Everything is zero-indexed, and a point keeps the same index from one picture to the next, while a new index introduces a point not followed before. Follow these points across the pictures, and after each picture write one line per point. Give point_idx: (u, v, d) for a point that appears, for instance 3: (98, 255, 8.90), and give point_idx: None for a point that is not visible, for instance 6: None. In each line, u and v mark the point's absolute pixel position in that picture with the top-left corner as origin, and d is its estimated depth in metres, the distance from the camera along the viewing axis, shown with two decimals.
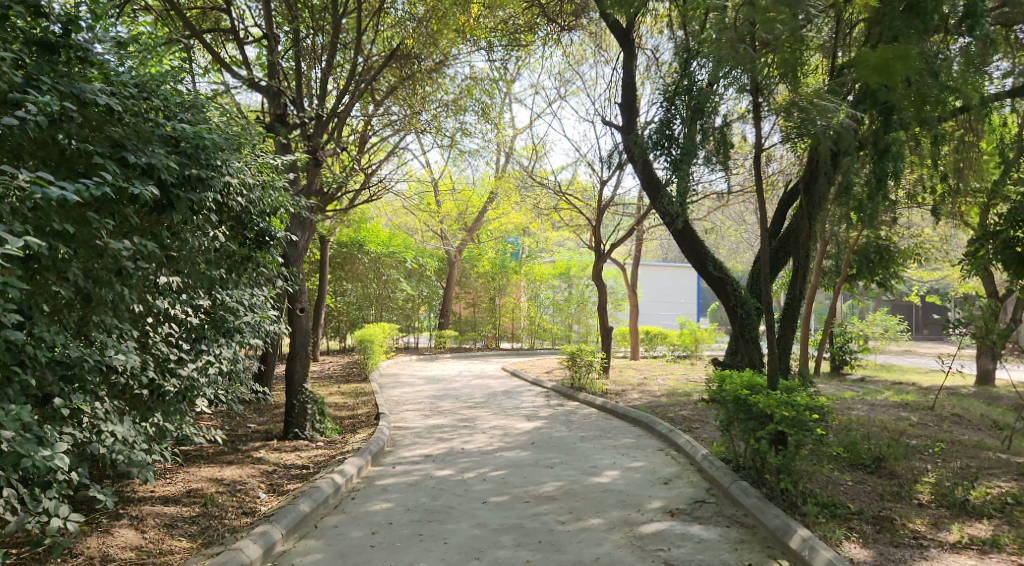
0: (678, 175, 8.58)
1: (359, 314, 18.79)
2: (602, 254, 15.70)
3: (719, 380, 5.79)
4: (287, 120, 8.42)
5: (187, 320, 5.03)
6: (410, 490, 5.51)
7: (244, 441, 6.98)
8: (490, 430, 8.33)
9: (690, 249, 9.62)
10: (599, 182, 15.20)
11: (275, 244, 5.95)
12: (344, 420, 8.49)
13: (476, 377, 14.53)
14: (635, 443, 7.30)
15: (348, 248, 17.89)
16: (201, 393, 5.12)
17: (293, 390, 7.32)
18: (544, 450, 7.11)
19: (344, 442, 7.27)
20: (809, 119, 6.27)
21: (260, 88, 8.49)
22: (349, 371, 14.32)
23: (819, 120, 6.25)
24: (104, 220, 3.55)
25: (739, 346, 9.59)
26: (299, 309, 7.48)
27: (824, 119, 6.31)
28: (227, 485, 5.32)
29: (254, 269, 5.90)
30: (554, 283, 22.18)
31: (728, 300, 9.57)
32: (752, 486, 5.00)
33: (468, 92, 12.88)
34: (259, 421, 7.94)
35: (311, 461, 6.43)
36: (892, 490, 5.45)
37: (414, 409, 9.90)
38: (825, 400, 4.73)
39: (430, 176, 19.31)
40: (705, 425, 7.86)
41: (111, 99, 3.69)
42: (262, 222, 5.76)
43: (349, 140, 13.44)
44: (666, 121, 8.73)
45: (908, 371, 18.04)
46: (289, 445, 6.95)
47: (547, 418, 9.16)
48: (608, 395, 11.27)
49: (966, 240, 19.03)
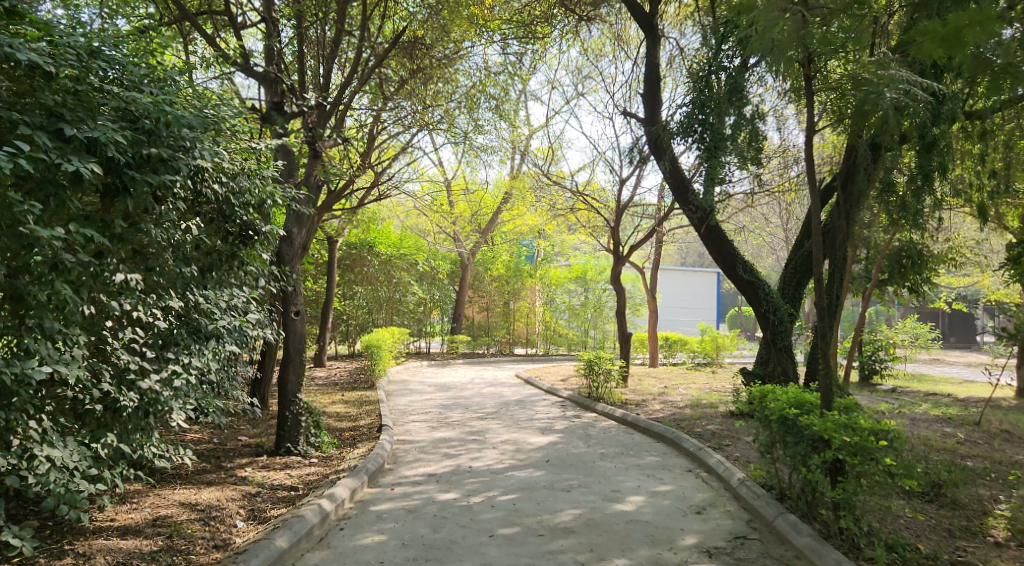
0: (710, 168, 7.90)
1: (369, 319, 18.21)
2: (620, 257, 15.00)
3: (760, 395, 5.10)
4: (285, 109, 7.87)
5: (153, 323, 4.44)
6: (409, 518, 4.88)
7: (230, 457, 6.37)
8: (501, 445, 7.67)
9: (718, 250, 8.92)
10: (618, 182, 14.55)
11: (260, 240, 5.35)
12: (344, 433, 7.88)
13: (488, 385, 13.87)
14: (661, 462, 6.63)
15: (357, 249, 17.50)
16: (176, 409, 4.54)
17: (286, 401, 6.72)
18: (560, 469, 6.45)
19: (341, 458, 6.66)
20: (875, 92, 5.24)
21: (256, 74, 7.96)
22: (356, 377, 13.73)
23: (887, 94, 5.24)
24: (29, 202, 3.01)
25: (770, 354, 8.90)
26: (294, 312, 6.90)
27: (891, 92, 5.29)
28: (201, 512, 4.73)
29: (238, 267, 5.30)
30: (570, 287, 21.68)
31: (759, 306, 8.87)
32: (801, 521, 4.32)
33: (482, 87, 12.21)
34: (250, 434, 7.33)
35: (301, 480, 5.81)
36: (962, 525, 4.75)
37: (421, 420, 9.27)
38: (891, 424, 4.05)
39: (442, 176, 18.72)
40: (737, 443, 7.17)
41: (39, 58, 3.20)
42: (244, 214, 5.18)
43: (357, 137, 12.84)
44: (700, 103, 7.98)
45: (941, 381, 17.20)
46: (279, 461, 6.33)
47: (563, 431, 8.48)
48: (628, 405, 10.58)
49: (1001, 245, 18.17)
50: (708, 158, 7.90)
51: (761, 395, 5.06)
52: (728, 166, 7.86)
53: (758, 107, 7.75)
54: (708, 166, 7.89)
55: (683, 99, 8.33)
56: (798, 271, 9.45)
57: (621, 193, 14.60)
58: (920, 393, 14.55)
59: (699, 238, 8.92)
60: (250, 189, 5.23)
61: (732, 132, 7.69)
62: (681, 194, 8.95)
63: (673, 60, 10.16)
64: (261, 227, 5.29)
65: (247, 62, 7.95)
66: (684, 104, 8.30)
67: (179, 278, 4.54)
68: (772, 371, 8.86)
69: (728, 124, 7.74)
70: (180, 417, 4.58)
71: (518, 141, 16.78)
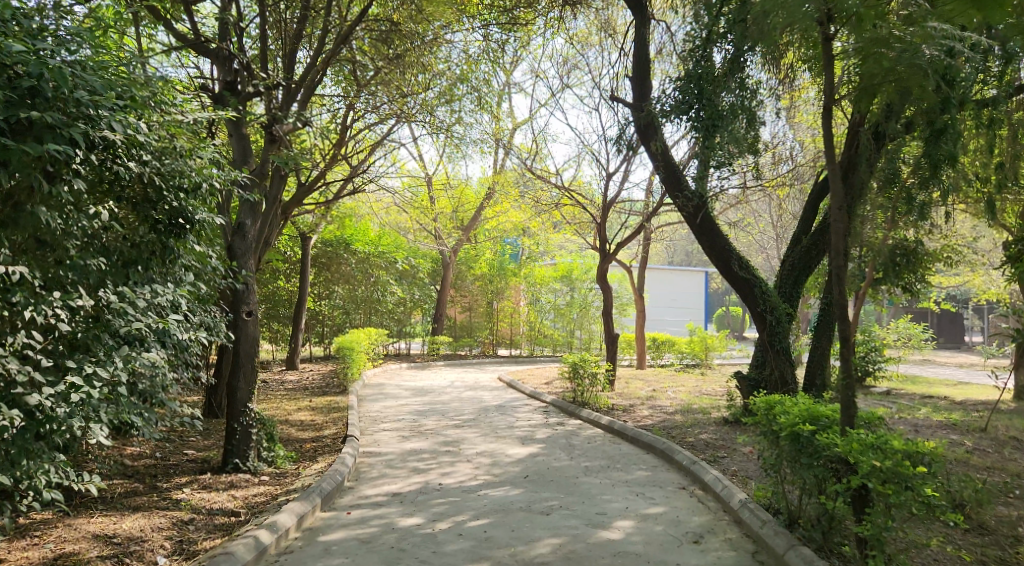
0: (708, 151, 7.27)
1: (346, 319, 17.53)
2: (607, 256, 14.37)
3: (766, 404, 4.49)
4: (240, 89, 7.16)
5: (55, 326, 3.77)
6: (362, 552, 4.21)
7: (169, 476, 5.67)
8: (476, 457, 6.99)
9: (711, 244, 8.29)
10: (606, 177, 13.91)
11: (193, 230, 4.69)
12: (304, 445, 7.19)
13: (469, 389, 13.19)
14: (651, 478, 5.99)
15: (333, 247, 16.86)
16: (95, 425, 3.87)
17: (235, 412, 6.02)
18: (539, 487, 5.78)
19: (296, 475, 5.97)
20: (913, 51, 4.71)
21: (208, 51, 7.25)
22: (328, 381, 13.03)
23: (925, 51, 4.72)
24: None
25: (767, 357, 8.28)
26: (246, 312, 6.22)
27: (929, 49, 4.76)
28: (117, 546, 4.04)
29: (165, 260, 4.62)
30: (555, 286, 20.82)
31: (756, 305, 8.28)
32: (817, 558, 3.69)
33: (463, 77, 11.52)
34: (197, 448, 6.62)
35: (245, 504, 5.11)
36: (998, 556, 4.12)
37: (393, 428, 8.57)
38: (928, 443, 3.42)
39: (423, 171, 18.02)
40: (734, 457, 6.54)
41: None
42: (173, 197, 4.53)
43: (328, 127, 12.14)
44: (696, 78, 7.34)
45: (935, 383, 16.69)
46: (224, 480, 5.63)
47: (544, 441, 7.83)
48: (615, 411, 9.94)
49: (998, 244, 17.62)
50: (704, 139, 7.27)
51: (768, 407, 4.43)
52: (727, 146, 7.21)
53: (755, 88, 7.30)
54: (705, 147, 7.25)
55: (676, 78, 7.74)
56: (796, 268, 8.92)
57: (607, 189, 14.00)
58: (917, 396, 14.00)
59: (690, 231, 8.32)
60: (182, 169, 4.59)
61: (735, 109, 7.19)
62: (673, 184, 8.30)
63: (664, 46, 9.57)
64: (194, 214, 4.65)
65: (197, 39, 7.22)
66: (677, 83, 7.69)
67: (87, 271, 3.85)
68: (770, 376, 8.24)
69: (726, 101, 7.23)
70: (100, 435, 3.89)
71: (502, 135, 16.08)
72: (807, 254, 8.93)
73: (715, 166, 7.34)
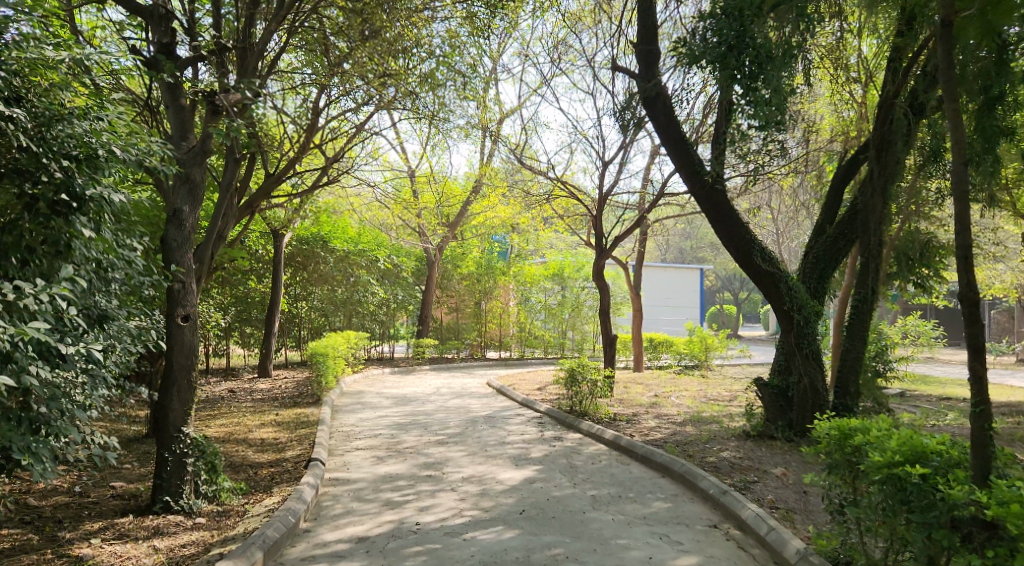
0: (753, 109, 5.94)
1: (325, 321, 16.48)
2: (603, 252, 13.36)
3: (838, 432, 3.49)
4: (178, 53, 5.92)
5: None
6: None
7: (78, 520, 4.56)
8: (463, 485, 5.93)
9: (729, 233, 7.21)
10: (601, 166, 12.88)
11: (84, 211, 3.60)
12: (260, 473, 6.10)
13: (455, 397, 12.12)
14: (675, 514, 4.97)
15: (309, 245, 15.69)
16: None
17: (166, 439, 4.92)
18: (539, 526, 4.74)
19: (240, 516, 4.87)
20: None
21: (137, 7, 5.97)
22: (303, 390, 11.95)
23: None
24: None
25: (793, 361, 7.34)
26: (181, 316, 5.14)
27: None
28: None
29: (53, 248, 3.52)
30: (546, 285, 20.00)
31: (781, 303, 7.28)
32: None
33: (447, 58, 10.42)
34: (128, 481, 5.53)
35: (168, 559, 4.00)
36: None
37: (368, 447, 7.50)
38: None
39: (406, 165, 16.94)
40: (768, 486, 5.55)
41: None
42: (54, 164, 3.49)
43: (298, 113, 11.04)
44: (736, 13, 5.90)
45: (948, 383, 15.84)
46: (148, 525, 4.51)
47: (541, 462, 6.78)
48: (617, 423, 8.90)
49: (1013, 239, 16.74)
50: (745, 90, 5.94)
51: (841, 436, 3.41)
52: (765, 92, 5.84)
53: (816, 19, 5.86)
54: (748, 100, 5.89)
55: (711, 12, 6.29)
56: (819, 261, 7.99)
57: (603, 181, 12.96)
58: (934, 398, 13.14)
59: (699, 208, 7.25)
60: (72, 133, 3.57)
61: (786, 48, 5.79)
62: (688, 162, 7.23)
63: (676, 22, 8.54)
64: (83, 189, 3.57)
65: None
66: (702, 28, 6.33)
67: None
68: (798, 384, 7.32)
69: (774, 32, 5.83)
70: None
71: (488, 124, 15.00)
72: (832, 245, 7.97)
73: (760, 127, 5.99)
